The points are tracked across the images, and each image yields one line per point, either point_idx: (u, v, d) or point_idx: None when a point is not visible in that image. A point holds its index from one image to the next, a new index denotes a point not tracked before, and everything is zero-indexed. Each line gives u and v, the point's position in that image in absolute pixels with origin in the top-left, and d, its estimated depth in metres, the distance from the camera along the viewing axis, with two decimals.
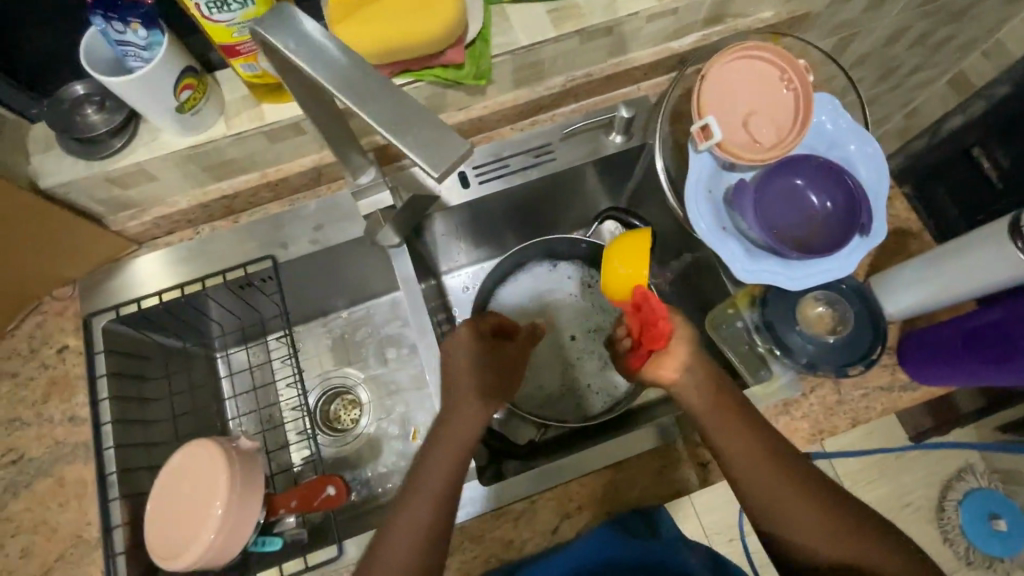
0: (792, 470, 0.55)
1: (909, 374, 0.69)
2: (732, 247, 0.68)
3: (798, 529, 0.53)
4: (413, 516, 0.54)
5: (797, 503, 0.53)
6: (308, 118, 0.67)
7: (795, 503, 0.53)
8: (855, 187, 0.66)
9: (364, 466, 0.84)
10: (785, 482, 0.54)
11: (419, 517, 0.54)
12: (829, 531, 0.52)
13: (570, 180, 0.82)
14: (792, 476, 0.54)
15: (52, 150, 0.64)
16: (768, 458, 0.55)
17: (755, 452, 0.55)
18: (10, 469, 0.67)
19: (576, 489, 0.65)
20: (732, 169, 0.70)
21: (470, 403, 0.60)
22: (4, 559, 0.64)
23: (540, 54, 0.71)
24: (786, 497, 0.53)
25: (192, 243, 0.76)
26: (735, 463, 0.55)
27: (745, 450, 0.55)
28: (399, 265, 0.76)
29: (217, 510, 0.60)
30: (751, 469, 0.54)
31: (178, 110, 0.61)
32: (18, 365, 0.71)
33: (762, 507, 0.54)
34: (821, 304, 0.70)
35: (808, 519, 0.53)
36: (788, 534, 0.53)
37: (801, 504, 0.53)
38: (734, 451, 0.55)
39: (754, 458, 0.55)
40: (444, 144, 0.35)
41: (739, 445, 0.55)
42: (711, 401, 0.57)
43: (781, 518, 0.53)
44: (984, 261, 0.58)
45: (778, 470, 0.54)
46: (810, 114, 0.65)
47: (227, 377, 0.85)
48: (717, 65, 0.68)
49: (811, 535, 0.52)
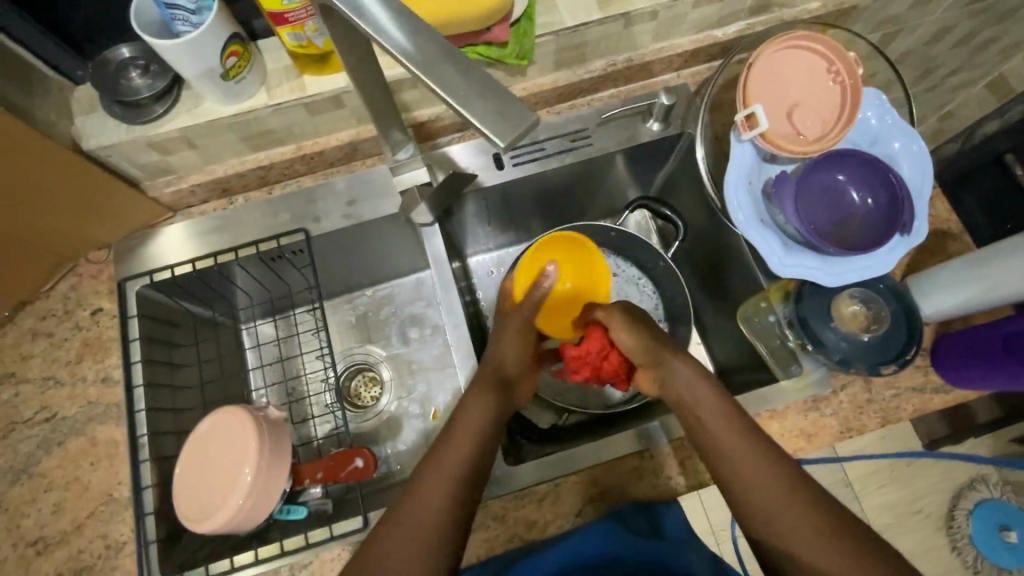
0: (797, 475, 0.49)
1: (942, 375, 0.68)
2: (770, 240, 0.67)
3: (802, 541, 0.46)
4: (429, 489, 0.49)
5: (800, 510, 0.47)
6: (349, 92, 0.67)
7: (796, 509, 0.47)
8: (898, 185, 0.65)
9: (384, 442, 0.84)
10: (785, 485, 0.48)
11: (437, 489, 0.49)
12: (837, 545, 0.45)
13: (603, 166, 0.82)
14: (793, 480, 0.49)
15: (95, 112, 0.65)
16: (767, 459, 0.50)
17: (750, 450, 0.51)
18: (44, 426, 0.68)
19: (601, 474, 0.66)
20: (772, 161, 0.69)
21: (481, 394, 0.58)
22: (36, 513, 0.65)
23: (584, 36, 0.70)
24: (786, 500, 0.47)
25: (225, 214, 0.76)
26: (726, 462, 0.51)
27: (739, 448, 0.51)
28: (431, 245, 0.76)
29: (246, 476, 0.61)
30: (746, 469, 0.50)
31: (223, 77, 0.61)
32: (53, 325, 0.72)
33: (761, 515, 0.48)
34: (857, 302, 0.69)
35: (812, 529, 0.46)
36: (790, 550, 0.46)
37: (803, 511, 0.47)
38: (727, 447, 0.52)
39: (749, 456, 0.50)
40: (513, 112, 0.35)
41: (733, 442, 0.52)
42: (699, 397, 0.56)
43: (781, 526, 0.47)
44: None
45: (777, 472, 0.49)
46: (857, 108, 0.64)
47: (253, 348, 0.86)
48: (765, 54, 0.66)
49: (817, 550, 0.45)
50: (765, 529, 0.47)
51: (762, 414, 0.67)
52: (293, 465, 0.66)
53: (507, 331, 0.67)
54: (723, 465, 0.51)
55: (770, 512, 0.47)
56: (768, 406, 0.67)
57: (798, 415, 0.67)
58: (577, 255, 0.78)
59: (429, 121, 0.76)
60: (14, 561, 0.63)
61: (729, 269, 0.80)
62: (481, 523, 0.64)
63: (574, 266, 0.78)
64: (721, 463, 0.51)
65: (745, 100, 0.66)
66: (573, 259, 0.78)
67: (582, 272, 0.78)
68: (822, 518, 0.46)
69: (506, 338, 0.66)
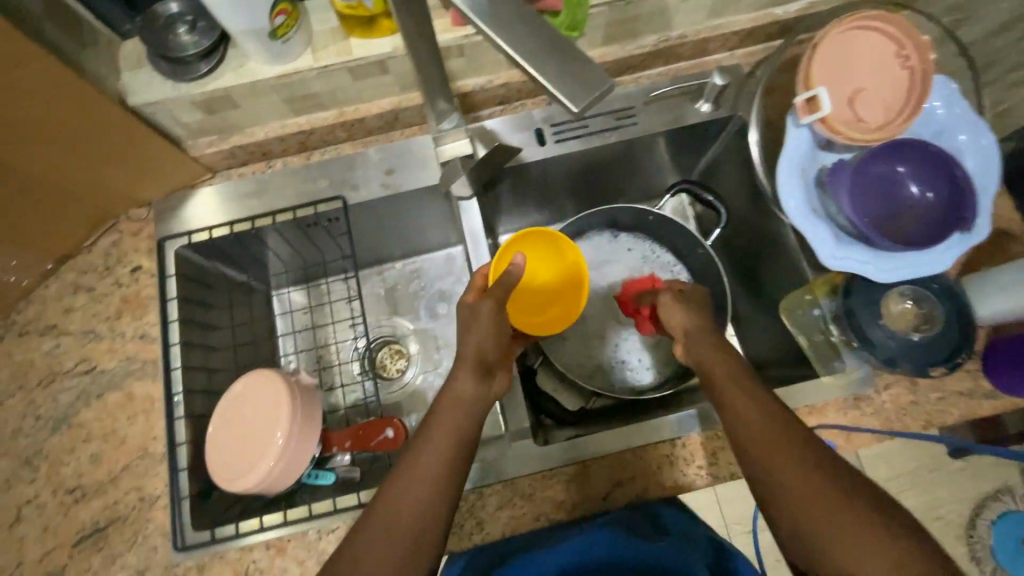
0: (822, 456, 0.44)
1: (993, 382, 0.65)
2: (821, 231, 0.64)
3: (820, 530, 0.41)
4: (409, 480, 0.48)
5: (821, 495, 0.42)
6: (396, 57, 0.66)
7: (819, 493, 0.42)
8: (965, 180, 0.61)
9: (408, 415, 0.85)
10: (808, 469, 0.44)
11: (417, 483, 0.48)
12: (864, 536, 0.40)
13: (648, 147, 0.79)
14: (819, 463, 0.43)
15: (142, 68, 0.64)
16: (792, 438, 0.45)
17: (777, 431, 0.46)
18: (84, 378, 0.69)
19: (633, 459, 0.64)
20: (828, 149, 0.66)
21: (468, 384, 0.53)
22: (75, 463, 0.67)
23: (639, 8, 0.68)
24: (806, 481, 0.43)
25: (263, 178, 0.75)
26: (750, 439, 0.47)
27: (764, 426, 0.47)
28: (467, 219, 0.75)
29: (279, 440, 0.62)
30: (769, 450, 0.45)
31: (271, 36, 0.60)
32: (94, 280, 0.73)
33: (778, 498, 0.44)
34: (908, 300, 0.66)
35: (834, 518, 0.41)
36: (807, 537, 0.42)
37: (826, 497, 0.42)
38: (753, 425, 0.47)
39: (776, 435, 0.46)
40: (586, 78, 0.35)
41: (763, 420, 0.47)
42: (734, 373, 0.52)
43: (798, 509, 0.43)
44: None
45: (801, 453, 0.45)
46: (926, 94, 0.60)
47: (285, 315, 0.86)
48: (831, 34, 0.62)
49: (839, 543, 0.40)
50: (785, 516, 0.43)
51: (799, 409, 0.66)
52: (323, 431, 0.68)
53: (479, 318, 0.55)
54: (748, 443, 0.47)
55: (789, 496, 0.43)
56: (805, 402, 0.66)
57: (837, 413, 0.65)
58: (546, 245, 0.66)
59: (473, 92, 0.75)
60: (53, 507, 0.65)
61: (771, 260, 0.78)
62: (507, 500, 0.64)
63: (545, 260, 0.67)
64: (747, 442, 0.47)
65: (807, 82, 0.62)
66: (543, 251, 0.67)
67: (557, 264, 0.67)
68: (849, 504, 0.41)
69: (473, 326, 0.55)
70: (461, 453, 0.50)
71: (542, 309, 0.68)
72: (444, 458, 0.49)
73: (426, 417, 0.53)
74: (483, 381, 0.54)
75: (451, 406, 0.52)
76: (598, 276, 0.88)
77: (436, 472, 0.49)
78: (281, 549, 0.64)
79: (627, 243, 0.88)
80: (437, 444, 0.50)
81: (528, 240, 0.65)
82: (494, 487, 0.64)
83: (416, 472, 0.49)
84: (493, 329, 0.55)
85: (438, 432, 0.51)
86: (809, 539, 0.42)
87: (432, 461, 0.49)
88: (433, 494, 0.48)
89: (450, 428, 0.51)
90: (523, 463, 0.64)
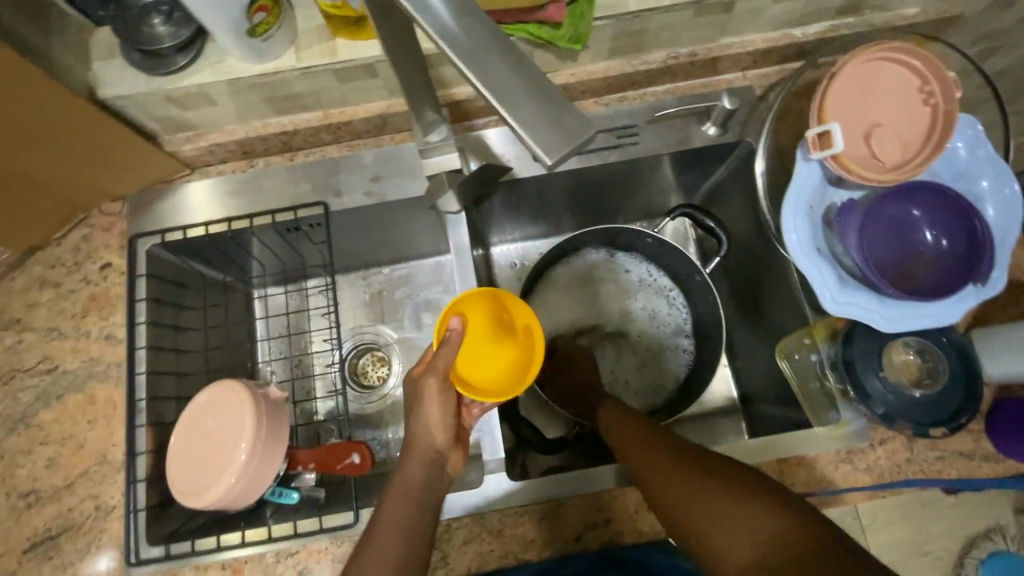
0: (721, 469, 0.50)
1: (995, 444, 0.62)
2: (825, 272, 0.60)
3: (725, 534, 0.45)
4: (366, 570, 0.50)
5: (719, 501, 0.47)
6: (384, 62, 0.62)
7: (714, 495, 0.47)
8: (981, 230, 0.57)
9: (386, 427, 0.81)
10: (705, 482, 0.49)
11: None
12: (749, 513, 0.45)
13: (648, 169, 0.75)
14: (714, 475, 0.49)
15: (114, 58, 0.61)
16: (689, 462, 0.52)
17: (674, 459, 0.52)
18: (45, 378, 0.67)
19: (607, 502, 0.62)
20: (838, 185, 0.62)
21: (418, 465, 0.54)
22: (31, 466, 0.64)
23: (647, 23, 0.64)
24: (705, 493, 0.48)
25: (244, 177, 0.72)
26: (652, 473, 0.53)
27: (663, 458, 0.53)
28: (453, 234, 0.71)
29: (242, 455, 0.59)
30: (671, 478, 0.51)
31: (249, 34, 0.57)
32: (61, 275, 0.70)
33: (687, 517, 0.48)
34: (911, 352, 0.63)
35: (733, 518, 0.45)
36: (719, 542, 0.45)
37: (724, 500, 0.47)
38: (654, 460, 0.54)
39: (674, 464, 0.52)
40: (564, 124, 0.31)
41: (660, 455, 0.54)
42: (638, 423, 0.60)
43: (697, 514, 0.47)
44: None
45: (697, 471, 0.50)
46: (950, 135, 0.55)
47: (263, 319, 0.82)
48: (851, 63, 0.58)
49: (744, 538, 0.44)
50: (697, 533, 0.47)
51: (790, 459, 0.63)
52: (289, 449, 0.64)
53: (428, 393, 0.55)
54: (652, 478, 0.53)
55: (689, 509, 0.48)
56: (795, 452, 0.63)
57: (828, 465, 0.62)
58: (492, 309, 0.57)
59: (467, 101, 0.71)
60: (5, 511, 0.63)
61: (771, 292, 0.74)
62: (475, 536, 0.61)
63: (498, 321, 0.56)
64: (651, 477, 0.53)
65: (821, 115, 0.58)
66: (493, 310, 0.56)
67: (505, 322, 0.57)
68: (749, 496, 0.46)
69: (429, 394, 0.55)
70: (415, 542, 0.51)
71: (482, 374, 0.55)
72: (397, 553, 0.50)
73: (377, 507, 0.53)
74: (433, 466, 0.55)
75: (399, 497, 0.53)
76: (591, 296, 0.84)
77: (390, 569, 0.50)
78: (237, 571, 0.62)
79: (624, 263, 0.84)
80: (388, 541, 0.51)
81: (478, 305, 0.55)
82: (462, 520, 0.61)
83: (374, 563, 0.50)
84: (445, 400, 0.55)
85: (389, 525, 0.51)
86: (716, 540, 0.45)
87: (387, 557, 0.50)
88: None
89: (400, 512, 0.52)
90: (490, 497, 0.62)
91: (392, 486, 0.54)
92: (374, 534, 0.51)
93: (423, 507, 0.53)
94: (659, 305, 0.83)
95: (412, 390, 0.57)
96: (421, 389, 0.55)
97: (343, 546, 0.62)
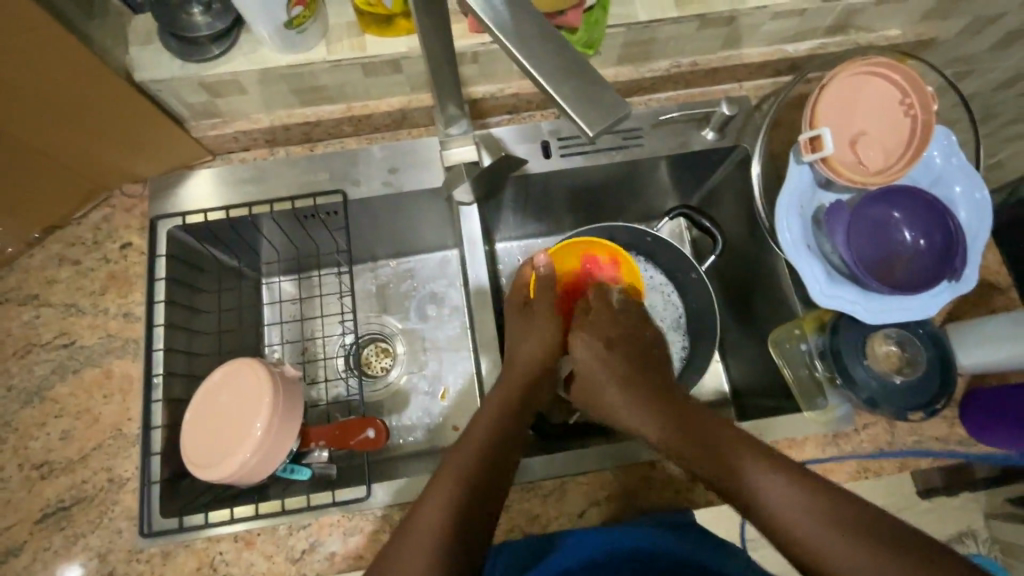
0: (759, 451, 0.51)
1: (969, 430, 0.68)
2: (813, 266, 0.65)
3: (829, 544, 0.44)
4: (427, 514, 0.48)
5: (817, 514, 0.46)
6: (410, 59, 0.67)
7: (766, 482, 0.48)
8: (955, 231, 0.62)
9: (389, 415, 0.82)
10: (798, 486, 0.48)
11: (436, 515, 0.48)
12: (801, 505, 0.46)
13: (650, 171, 0.80)
14: (801, 478, 0.48)
15: (151, 44, 0.64)
16: (770, 462, 0.50)
17: (760, 462, 0.50)
18: (62, 352, 0.68)
19: (609, 479, 0.65)
20: (827, 188, 0.67)
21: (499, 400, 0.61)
22: (45, 437, 0.65)
23: (655, 33, 0.69)
24: (801, 501, 0.47)
25: (264, 164, 0.75)
26: (739, 472, 0.50)
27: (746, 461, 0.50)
28: (466, 224, 0.75)
29: (258, 430, 0.60)
30: (725, 462, 0.51)
31: (286, 26, 0.60)
32: (80, 253, 0.72)
33: (784, 517, 0.47)
34: (892, 343, 0.68)
35: (834, 523, 0.45)
36: (814, 539, 0.45)
37: (825, 511, 0.46)
38: (736, 462, 0.51)
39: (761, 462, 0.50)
40: (604, 101, 0.35)
41: (743, 454, 0.51)
42: (678, 406, 0.59)
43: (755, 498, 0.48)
44: None
45: (785, 475, 0.48)
46: (926, 144, 0.61)
47: (273, 304, 0.84)
48: (839, 76, 0.63)
49: (855, 554, 0.43)
50: (797, 534, 0.46)
51: (779, 441, 0.67)
52: (302, 427, 0.66)
53: (532, 333, 0.68)
54: (741, 478, 0.50)
55: (753, 492, 0.49)
56: (787, 434, 0.67)
57: (815, 447, 0.67)
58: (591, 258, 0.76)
59: (483, 99, 0.76)
60: (18, 482, 0.64)
61: (762, 289, 0.78)
62: None
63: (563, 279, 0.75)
64: (739, 474, 0.50)
65: (812, 122, 0.63)
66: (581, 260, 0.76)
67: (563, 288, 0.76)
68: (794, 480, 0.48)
69: (529, 335, 0.68)
70: (474, 491, 0.50)
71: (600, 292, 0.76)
72: (456, 502, 0.49)
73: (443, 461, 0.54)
74: (503, 419, 0.59)
75: (464, 449, 0.54)
76: None
77: (442, 520, 0.47)
78: (248, 543, 0.63)
79: None
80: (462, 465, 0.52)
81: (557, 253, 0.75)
82: None
83: (425, 516, 0.48)
84: (551, 329, 0.69)
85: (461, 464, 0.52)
86: (777, 520, 0.47)
87: (445, 495, 0.49)
88: (447, 537, 0.46)
89: (475, 444, 0.55)
90: None
91: (467, 435, 0.56)
92: (433, 484, 0.51)
93: (489, 459, 0.53)
94: (655, 304, 0.86)
95: (520, 330, 0.69)
96: (528, 326, 0.69)
97: (355, 519, 0.64)
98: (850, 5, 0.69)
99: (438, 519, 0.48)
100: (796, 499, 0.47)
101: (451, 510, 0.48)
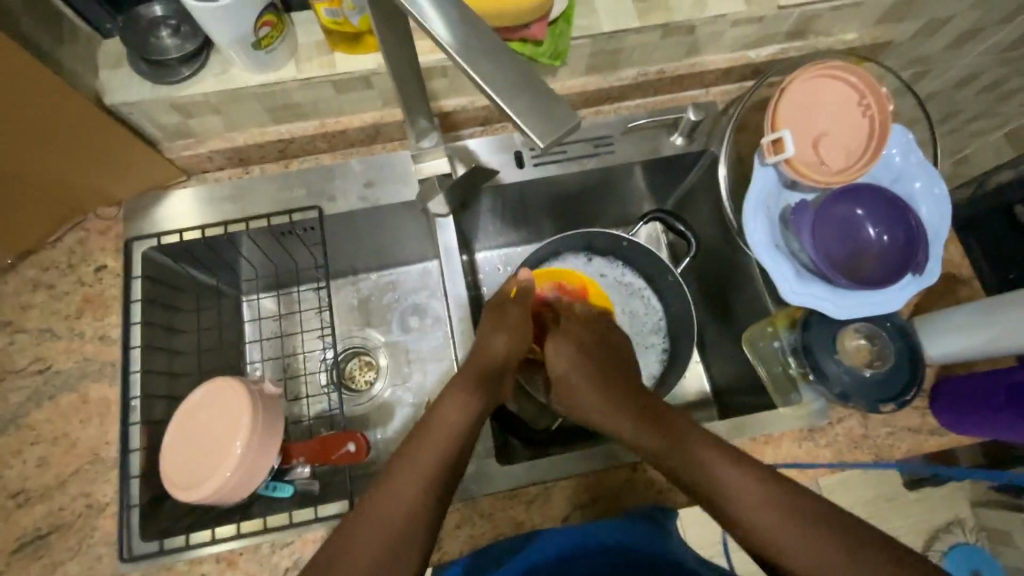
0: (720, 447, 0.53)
1: (942, 421, 0.69)
2: (783, 266, 0.66)
3: (831, 568, 0.44)
4: (383, 508, 0.48)
5: (818, 534, 0.45)
6: (379, 75, 0.68)
7: (724, 473, 0.51)
8: (916, 226, 0.64)
9: (374, 428, 0.82)
10: (794, 509, 0.47)
11: (390, 512, 0.48)
12: (756, 495, 0.49)
13: (622, 177, 0.81)
14: (791, 495, 0.48)
15: (120, 68, 0.65)
16: (770, 483, 0.49)
17: (755, 480, 0.50)
18: (37, 378, 0.68)
19: (591, 483, 0.66)
20: (792, 188, 0.69)
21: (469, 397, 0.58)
22: (21, 465, 0.65)
23: (620, 42, 0.71)
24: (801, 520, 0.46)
25: (240, 182, 0.75)
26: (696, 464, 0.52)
27: (748, 483, 0.49)
28: (443, 235, 0.75)
29: (237, 449, 0.60)
30: (687, 451, 0.53)
31: (255, 46, 0.61)
32: (55, 278, 0.71)
33: (739, 506, 0.49)
34: (862, 337, 0.70)
35: (789, 517, 0.47)
36: (765, 526, 0.47)
37: (824, 528, 0.46)
38: (712, 464, 0.52)
39: (720, 456, 0.52)
40: (555, 115, 0.36)
41: (704, 446, 0.53)
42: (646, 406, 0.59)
43: (713, 484, 0.51)
44: (1008, 322, 0.61)
45: (781, 497, 0.48)
46: (884, 143, 0.63)
47: (253, 322, 0.84)
48: (798, 79, 0.65)
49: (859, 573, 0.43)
50: (751, 522, 0.48)
51: (758, 438, 0.68)
52: (284, 443, 0.66)
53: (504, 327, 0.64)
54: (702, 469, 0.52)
55: (711, 480, 0.51)
56: (765, 430, 0.68)
57: (793, 442, 0.68)
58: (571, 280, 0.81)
59: (456, 112, 0.77)
60: None
61: (737, 289, 0.80)
62: (466, 518, 0.64)
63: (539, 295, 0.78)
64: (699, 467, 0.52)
65: (774, 124, 0.65)
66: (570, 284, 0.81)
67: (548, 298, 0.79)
68: (752, 473, 0.50)
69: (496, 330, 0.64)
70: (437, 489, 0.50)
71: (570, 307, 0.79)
72: (420, 498, 0.49)
73: (403, 447, 0.54)
74: (473, 417, 0.57)
75: (425, 447, 0.53)
76: None
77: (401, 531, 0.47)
78: (232, 563, 0.64)
79: (601, 268, 0.87)
80: (425, 458, 0.52)
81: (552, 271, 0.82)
82: (454, 505, 0.64)
83: (373, 525, 0.47)
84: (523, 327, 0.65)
85: (424, 458, 0.52)
86: (735, 508, 0.49)
87: (403, 491, 0.49)
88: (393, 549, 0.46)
89: (444, 436, 0.54)
90: (482, 482, 0.65)
91: (428, 431, 0.55)
92: (384, 490, 0.50)
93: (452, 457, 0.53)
94: (636, 308, 0.87)
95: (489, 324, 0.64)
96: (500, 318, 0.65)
97: None
98: (807, 10, 0.71)
99: (397, 524, 0.47)
100: (799, 520, 0.46)
101: (404, 519, 0.48)
